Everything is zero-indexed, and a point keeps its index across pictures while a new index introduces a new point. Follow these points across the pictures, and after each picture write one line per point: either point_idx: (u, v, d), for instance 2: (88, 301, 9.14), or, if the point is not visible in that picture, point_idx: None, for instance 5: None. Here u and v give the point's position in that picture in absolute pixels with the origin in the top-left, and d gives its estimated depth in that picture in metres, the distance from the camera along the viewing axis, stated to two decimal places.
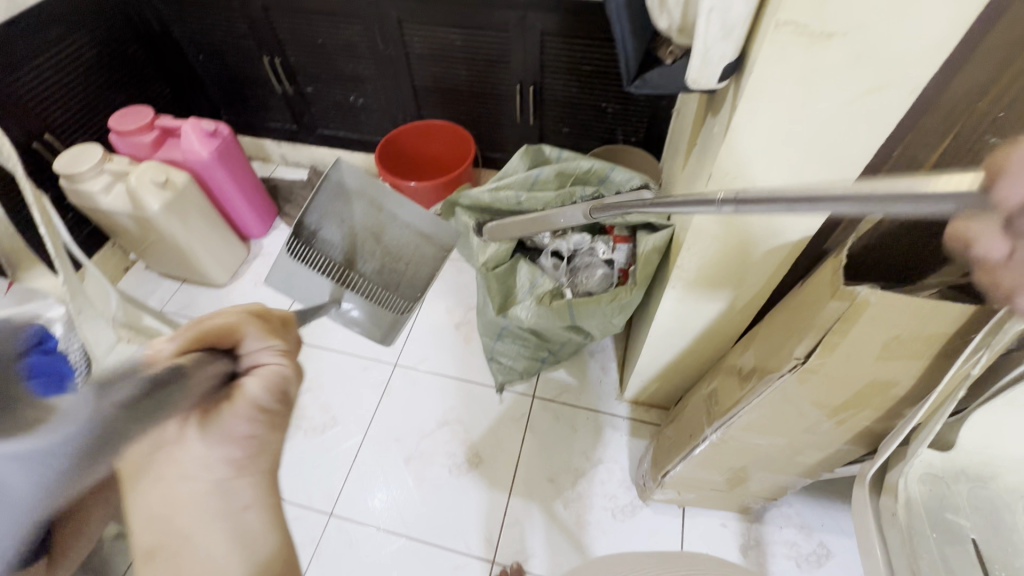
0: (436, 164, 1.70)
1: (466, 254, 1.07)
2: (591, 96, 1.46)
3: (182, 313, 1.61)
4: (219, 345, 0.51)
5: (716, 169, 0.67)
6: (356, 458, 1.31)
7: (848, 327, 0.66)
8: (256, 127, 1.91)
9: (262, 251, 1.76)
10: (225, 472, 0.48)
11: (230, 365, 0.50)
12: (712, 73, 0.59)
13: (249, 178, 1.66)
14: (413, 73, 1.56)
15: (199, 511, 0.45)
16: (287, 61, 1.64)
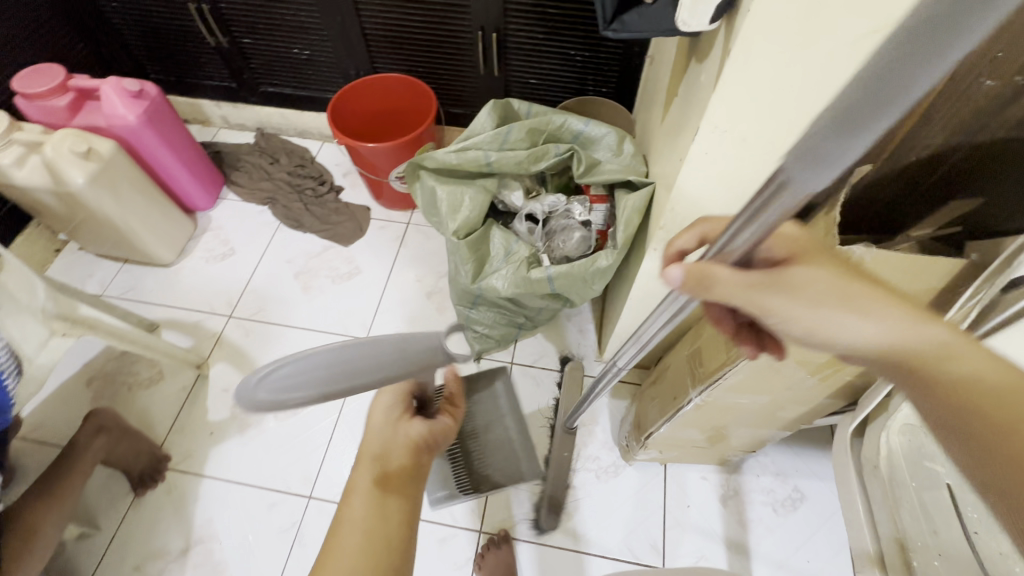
0: (395, 122, 1.58)
1: (434, 222, 0.99)
2: (559, 43, 1.36)
3: (127, 297, 1.49)
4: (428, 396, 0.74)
5: (704, 122, 0.62)
6: (333, 438, 1.26)
7: None
8: (190, 85, 1.72)
9: (210, 225, 1.62)
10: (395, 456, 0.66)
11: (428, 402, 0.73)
12: (704, 14, 0.53)
13: (186, 145, 1.51)
14: (363, 19, 1.41)
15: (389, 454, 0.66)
16: (218, 8, 1.46)
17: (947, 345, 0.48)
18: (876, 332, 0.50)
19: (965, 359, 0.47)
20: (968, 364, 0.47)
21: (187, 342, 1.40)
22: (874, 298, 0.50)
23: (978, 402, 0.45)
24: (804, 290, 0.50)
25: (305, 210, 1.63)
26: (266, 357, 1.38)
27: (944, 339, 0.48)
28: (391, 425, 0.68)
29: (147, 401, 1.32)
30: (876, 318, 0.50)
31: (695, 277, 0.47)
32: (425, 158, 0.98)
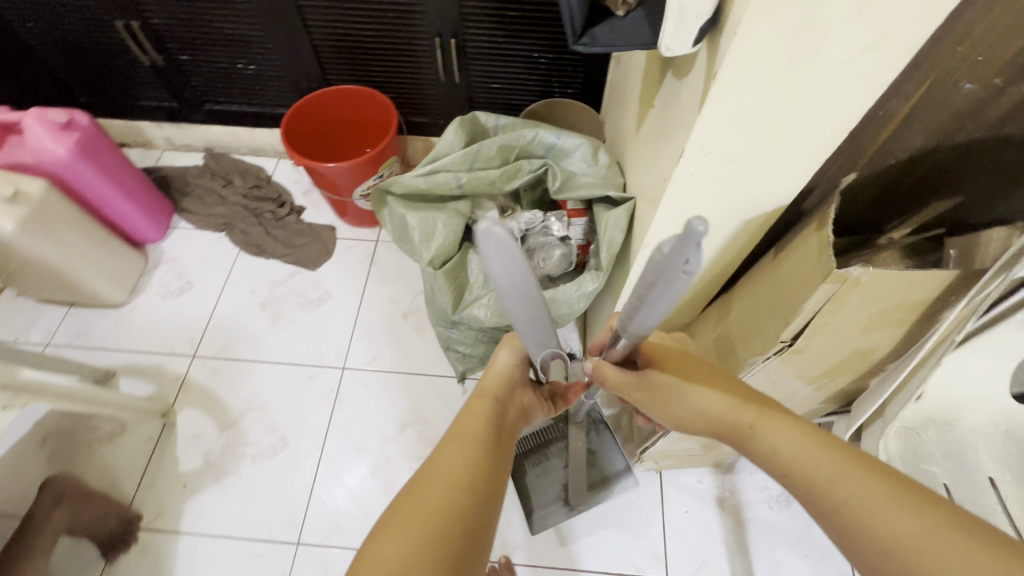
0: (354, 135, 1.50)
1: (407, 250, 0.94)
2: (521, 45, 1.31)
3: (77, 344, 1.38)
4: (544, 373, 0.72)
5: (689, 145, 0.59)
6: (317, 478, 1.20)
7: (837, 308, 0.62)
8: (126, 107, 1.60)
9: (163, 258, 1.52)
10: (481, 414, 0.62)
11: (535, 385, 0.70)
12: (688, 37, 0.49)
13: (128, 177, 1.40)
14: (310, 30, 1.32)
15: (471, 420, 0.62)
16: (149, 25, 1.34)
17: (759, 425, 0.59)
18: (718, 420, 0.62)
19: (776, 433, 0.58)
20: (777, 440, 0.57)
21: (148, 389, 1.31)
22: (707, 389, 0.63)
23: (795, 470, 0.55)
24: (664, 388, 0.63)
25: (266, 234, 1.54)
26: (237, 397, 1.30)
27: (754, 421, 0.59)
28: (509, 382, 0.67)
29: (110, 457, 1.23)
30: (712, 406, 0.62)
31: (600, 373, 0.64)
32: (392, 184, 0.92)
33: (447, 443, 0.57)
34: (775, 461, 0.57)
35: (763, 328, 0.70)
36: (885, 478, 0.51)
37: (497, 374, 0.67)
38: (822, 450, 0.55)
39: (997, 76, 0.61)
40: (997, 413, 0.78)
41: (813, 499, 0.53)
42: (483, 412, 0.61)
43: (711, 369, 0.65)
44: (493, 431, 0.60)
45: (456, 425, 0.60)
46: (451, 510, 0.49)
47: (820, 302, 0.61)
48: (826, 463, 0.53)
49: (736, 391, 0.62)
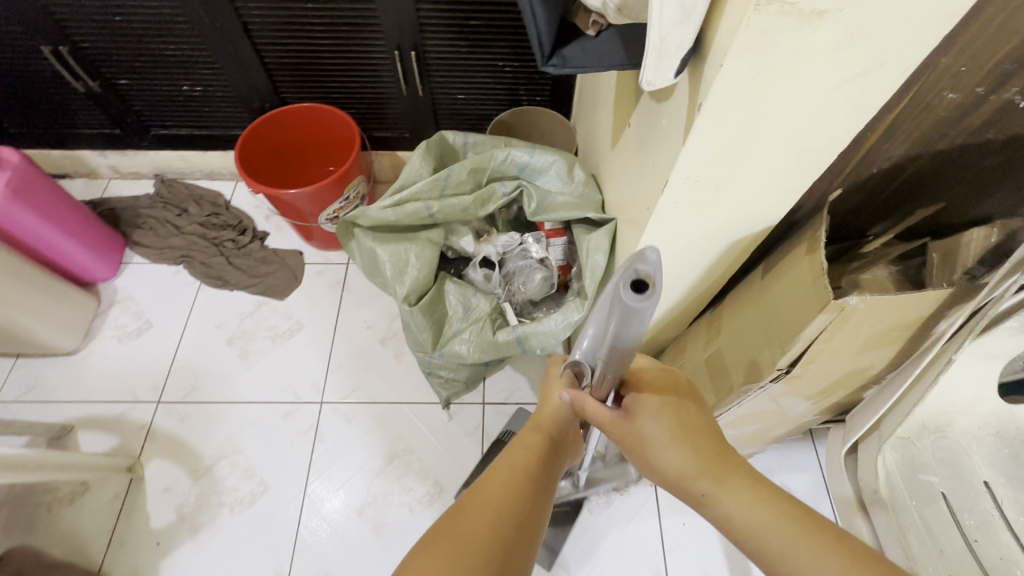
0: (315, 154, 1.42)
1: (380, 284, 0.89)
2: (484, 54, 1.25)
3: (28, 398, 1.28)
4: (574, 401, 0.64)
5: (673, 175, 0.55)
6: (301, 523, 1.14)
7: (835, 334, 0.59)
8: (63, 137, 1.48)
9: (117, 297, 1.42)
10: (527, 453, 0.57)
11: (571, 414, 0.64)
12: (669, 69, 0.45)
13: (71, 215, 1.30)
14: (259, 47, 1.24)
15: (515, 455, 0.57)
16: (80, 49, 1.24)
17: (713, 494, 0.51)
18: (676, 480, 0.54)
19: (732, 504, 0.50)
20: (734, 511, 0.50)
21: (111, 442, 1.23)
22: (672, 445, 0.54)
23: (756, 544, 0.49)
24: (631, 437, 0.56)
25: (228, 264, 1.45)
26: (209, 442, 1.23)
27: (709, 490, 0.52)
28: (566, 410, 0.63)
29: (73, 520, 1.14)
30: (674, 467, 0.53)
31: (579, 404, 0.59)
32: (358, 217, 0.87)
33: (492, 474, 0.54)
34: (733, 530, 0.50)
35: (758, 353, 0.68)
36: (849, 551, 0.46)
37: (553, 409, 0.63)
38: (783, 525, 0.48)
39: (979, 85, 0.60)
40: (989, 415, 0.77)
41: (769, 569, 0.49)
42: (535, 449, 0.58)
43: (686, 414, 0.56)
44: (541, 471, 0.56)
45: (501, 457, 0.56)
46: (489, 548, 0.47)
47: (818, 330, 0.59)
48: (779, 538, 0.48)
49: (702, 447, 0.54)
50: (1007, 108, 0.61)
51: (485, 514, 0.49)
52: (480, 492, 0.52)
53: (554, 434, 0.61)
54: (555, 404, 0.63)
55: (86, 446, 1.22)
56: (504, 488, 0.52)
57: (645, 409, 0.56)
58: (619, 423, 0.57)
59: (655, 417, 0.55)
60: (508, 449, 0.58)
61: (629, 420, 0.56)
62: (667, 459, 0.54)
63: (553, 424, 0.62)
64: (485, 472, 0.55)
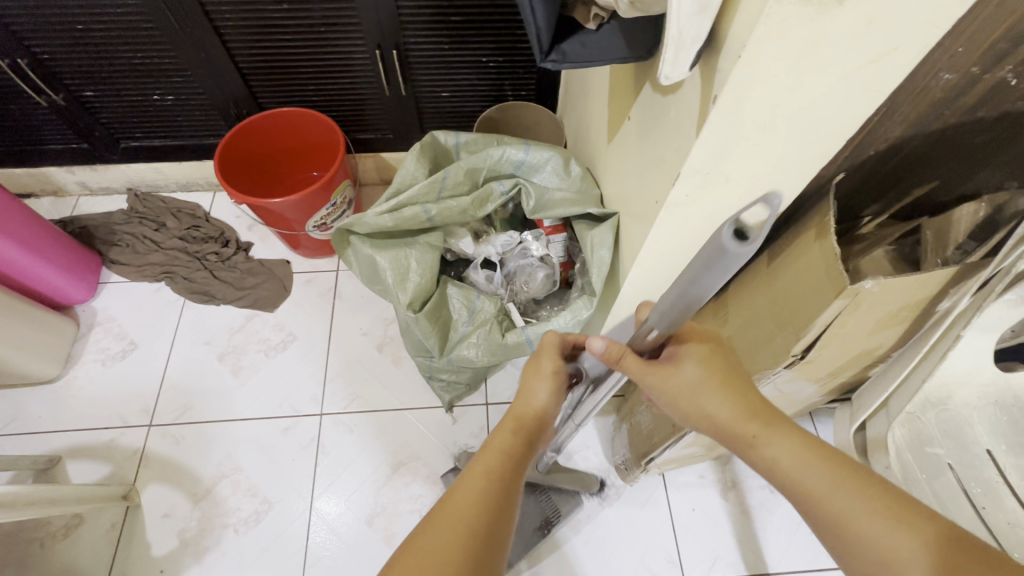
0: (297, 159, 1.38)
1: (380, 292, 0.87)
2: (468, 50, 1.23)
3: (10, 430, 1.22)
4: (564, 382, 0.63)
5: (686, 169, 0.55)
6: (310, 540, 1.12)
7: (848, 318, 0.60)
8: (27, 155, 1.41)
9: (97, 319, 1.36)
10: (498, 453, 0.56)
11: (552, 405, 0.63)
12: (686, 62, 0.45)
13: (43, 237, 1.24)
14: (233, 53, 1.19)
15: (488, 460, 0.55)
16: (41, 62, 1.18)
17: (761, 437, 0.53)
18: (720, 426, 0.55)
19: (779, 447, 0.52)
20: (778, 455, 0.52)
21: (103, 470, 1.18)
22: (717, 392, 0.55)
23: (798, 487, 0.51)
24: (676, 385, 0.56)
25: (213, 278, 1.40)
26: (207, 463, 1.19)
27: (758, 432, 0.53)
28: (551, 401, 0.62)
29: (69, 554, 1.10)
30: (721, 413, 0.54)
31: (614, 354, 0.58)
32: (354, 225, 0.84)
33: (465, 481, 0.52)
34: (775, 473, 0.52)
35: (769, 340, 0.68)
36: (880, 494, 0.48)
37: (529, 406, 0.61)
38: (825, 466, 0.50)
39: (974, 65, 0.61)
40: (989, 386, 0.77)
41: (809, 508, 0.51)
42: (508, 452, 0.56)
43: (729, 363, 0.57)
44: (514, 473, 0.55)
45: (475, 461, 0.55)
46: (459, 562, 0.46)
47: (832, 315, 0.59)
48: (823, 478, 0.50)
49: (748, 395, 0.55)
50: (1000, 86, 0.63)
51: (457, 530, 0.48)
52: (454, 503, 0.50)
53: (528, 429, 0.60)
54: (530, 400, 0.62)
55: (77, 477, 1.17)
56: (475, 497, 0.50)
57: (693, 355, 0.56)
58: (665, 369, 0.56)
59: (702, 365, 0.56)
60: (480, 450, 0.56)
61: (674, 367, 0.56)
62: (713, 407, 0.55)
63: (528, 420, 0.60)
64: (458, 477, 0.53)
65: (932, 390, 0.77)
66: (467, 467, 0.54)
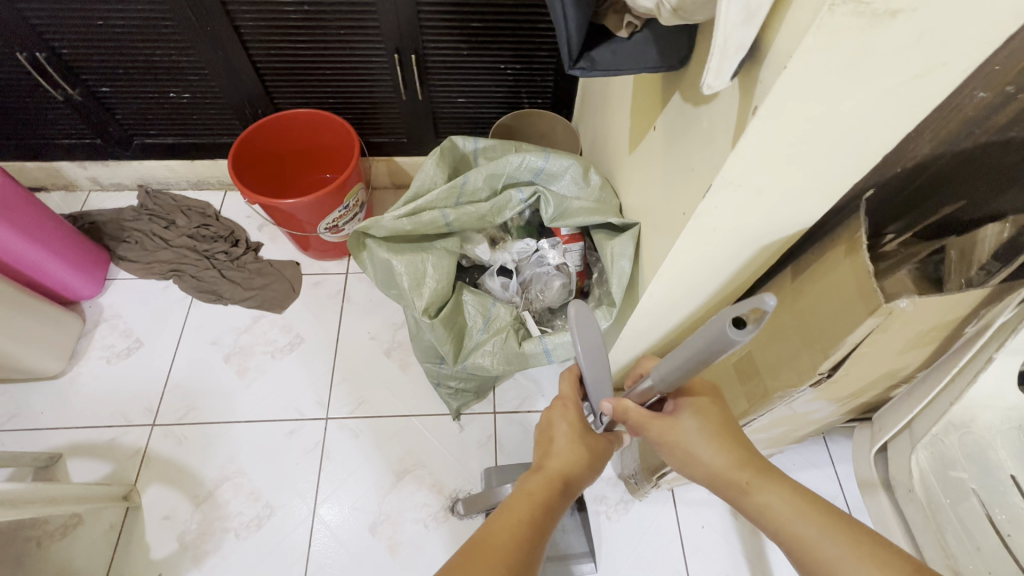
0: (310, 161, 1.38)
1: (395, 296, 0.86)
2: (486, 57, 1.23)
3: (12, 426, 1.20)
4: (593, 445, 0.62)
5: (719, 180, 0.54)
6: (312, 547, 1.10)
7: (878, 337, 0.59)
8: (40, 149, 1.41)
9: (103, 316, 1.35)
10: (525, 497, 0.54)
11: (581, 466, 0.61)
12: (728, 71, 0.44)
13: (54, 231, 1.23)
14: (251, 53, 1.19)
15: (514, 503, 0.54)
16: (59, 57, 1.17)
17: (755, 484, 0.53)
18: (715, 475, 0.56)
19: (771, 494, 0.52)
20: (771, 504, 0.52)
21: (103, 469, 1.16)
22: (713, 442, 0.56)
23: (793, 538, 0.50)
24: (677, 437, 0.57)
25: (221, 277, 1.39)
26: (209, 465, 1.17)
27: (751, 480, 0.53)
28: (579, 455, 0.60)
29: (65, 555, 1.08)
30: (714, 462, 0.56)
31: (620, 412, 0.59)
32: (370, 227, 0.83)
33: (496, 519, 0.51)
34: (769, 522, 0.52)
35: (794, 358, 0.67)
36: (872, 543, 0.47)
37: (563, 460, 0.60)
38: (815, 514, 0.50)
39: (1010, 83, 0.60)
40: (1016, 410, 0.75)
41: (800, 562, 0.49)
42: (539, 498, 0.54)
43: (724, 416, 0.58)
44: (543, 523, 0.53)
45: (510, 503, 0.53)
46: None
47: (863, 335, 0.58)
48: (808, 524, 0.49)
49: (740, 445, 0.56)
50: None
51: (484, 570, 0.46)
52: (486, 540, 0.49)
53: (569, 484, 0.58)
54: (562, 453, 0.60)
55: (77, 476, 1.15)
56: (504, 535, 0.49)
57: (691, 407, 0.58)
58: (667, 421, 0.58)
59: (699, 417, 0.57)
60: (517, 493, 0.55)
61: (674, 419, 0.58)
62: (707, 456, 0.56)
63: (565, 472, 0.59)
64: (493, 513, 0.52)
65: (956, 412, 0.75)
66: (501, 507, 0.53)
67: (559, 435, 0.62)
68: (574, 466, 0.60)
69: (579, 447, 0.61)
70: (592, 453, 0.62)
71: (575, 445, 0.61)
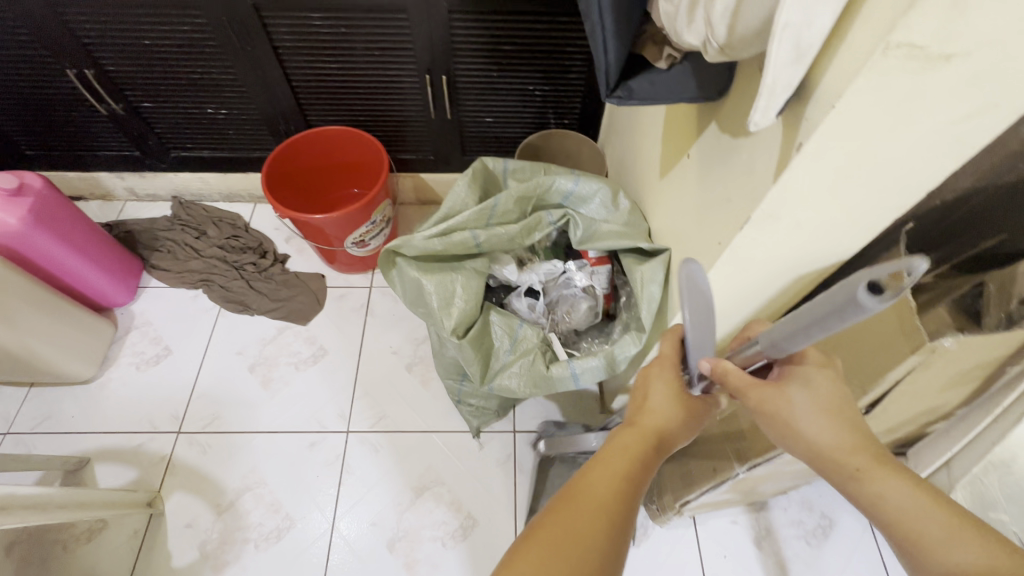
0: (339, 176, 1.41)
1: (424, 315, 0.86)
2: (516, 79, 1.25)
3: (43, 429, 1.23)
4: (688, 403, 0.62)
5: (758, 213, 0.54)
6: (330, 561, 1.10)
7: (919, 374, 0.57)
8: (82, 159, 1.47)
9: (134, 323, 1.38)
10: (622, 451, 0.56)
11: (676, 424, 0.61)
12: (774, 109, 0.44)
13: (91, 240, 1.27)
14: (288, 72, 1.23)
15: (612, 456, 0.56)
16: (105, 74, 1.22)
17: (866, 471, 0.51)
18: (822, 454, 0.53)
19: (885, 483, 0.50)
20: (885, 492, 0.49)
21: (129, 475, 1.18)
22: (821, 419, 0.54)
23: (905, 531, 0.48)
24: (784, 409, 0.55)
25: (249, 288, 1.42)
26: (231, 475, 1.18)
27: (862, 465, 0.51)
28: (675, 412, 0.61)
29: (90, 559, 1.09)
30: (821, 439, 0.53)
31: (720, 374, 0.56)
32: (402, 246, 0.84)
33: (595, 468, 0.54)
34: (878, 510, 0.50)
35: None
36: (1003, 548, 0.44)
37: (659, 417, 0.60)
38: (933, 510, 0.47)
39: None
40: None
41: (913, 557, 0.47)
42: (636, 452, 0.56)
43: (840, 394, 0.55)
44: (640, 476, 0.55)
45: (609, 456, 0.56)
46: (591, 538, 0.47)
47: (903, 372, 0.57)
48: (933, 522, 0.47)
49: (851, 425, 0.53)
50: None
51: (587, 519, 0.49)
52: (583, 492, 0.51)
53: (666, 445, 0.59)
54: (659, 409, 0.61)
55: (103, 481, 1.17)
56: (604, 486, 0.52)
57: (803, 379, 0.56)
58: (773, 393, 0.55)
59: (809, 393, 0.55)
60: (616, 448, 0.57)
61: (782, 392, 0.55)
62: (813, 430, 0.54)
63: (660, 432, 0.59)
64: (589, 466, 0.55)
65: None
66: (601, 458, 0.56)
67: (655, 392, 0.62)
68: (668, 424, 0.60)
69: (676, 406, 0.61)
70: (689, 411, 0.62)
71: (672, 404, 0.61)
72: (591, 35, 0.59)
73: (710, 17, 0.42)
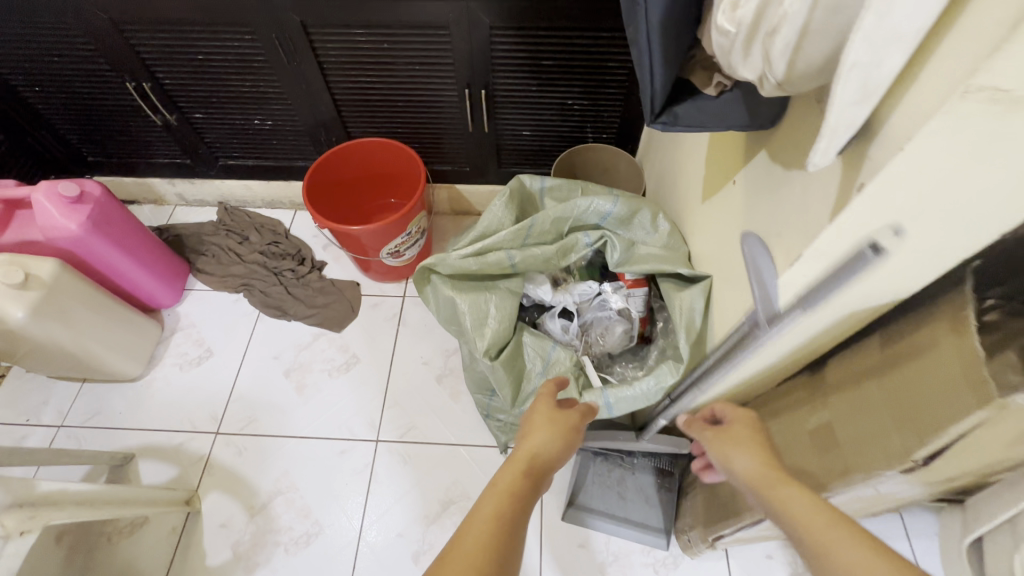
0: (376, 186, 1.43)
1: (457, 334, 0.86)
2: (555, 93, 1.23)
3: (92, 424, 1.29)
4: (560, 431, 0.67)
5: (811, 251, 0.51)
6: (356, 570, 1.11)
7: (986, 428, 0.53)
8: (138, 167, 1.54)
9: (179, 324, 1.44)
10: (504, 479, 0.58)
11: (556, 451, 0.65)
12: (833, 148, 0.42)
13: (143, 244, 1.33)
14: (330, 85, 1.25)
15: (494, 486, 0.56)
16: (160, 86, 1.27)
17: (782, 481, 0.62)
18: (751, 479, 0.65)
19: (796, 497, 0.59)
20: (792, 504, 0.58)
21: (169, 472, 1.22)
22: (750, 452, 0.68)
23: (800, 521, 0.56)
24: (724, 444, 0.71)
25: (287, 294, 1.46)
26: (265, 478, 1.21)
27: (778, 480, 0.62)
28: (553, 439, 0.65)
29: (132, 553, 1.14)
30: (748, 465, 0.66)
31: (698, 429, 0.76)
32: (437, 264, 0.85)
33: (483, 499, 0.55)
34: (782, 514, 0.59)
35: (883, 438, 0.62)
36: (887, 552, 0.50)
37: (536, 446, 0.64)
38: (825, 514, 0.56)
39: None
40: None
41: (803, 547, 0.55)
42: (521, 477, 0.58)
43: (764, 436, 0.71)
44: (524, 502, 0.56)
45: (493, 484, 0.57)
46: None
47: (968, 426, 0.53)
48: (828, 524, 0.55)
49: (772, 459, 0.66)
50: None
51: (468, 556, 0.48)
52: (459, 547, 0.50)
53: (539, 469, 0.61)
54: (534, 443, 0.64)
55: (145, 477, 1.22)
56: (492, 515, 0.53)
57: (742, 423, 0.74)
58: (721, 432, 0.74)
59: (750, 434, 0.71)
60: (487, 488, 0.56)
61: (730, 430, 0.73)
62: (736, 462, 0.67)
63: (539, 458, 0.62)
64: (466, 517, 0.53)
65: None
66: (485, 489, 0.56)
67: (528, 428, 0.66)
68: (543, 452, 0.63)
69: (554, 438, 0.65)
70: (565, 442, 0.66)
71: (545, 431, 0.66)
72: (640, 67, 0.57)
73: (767, 53, 0.40)
